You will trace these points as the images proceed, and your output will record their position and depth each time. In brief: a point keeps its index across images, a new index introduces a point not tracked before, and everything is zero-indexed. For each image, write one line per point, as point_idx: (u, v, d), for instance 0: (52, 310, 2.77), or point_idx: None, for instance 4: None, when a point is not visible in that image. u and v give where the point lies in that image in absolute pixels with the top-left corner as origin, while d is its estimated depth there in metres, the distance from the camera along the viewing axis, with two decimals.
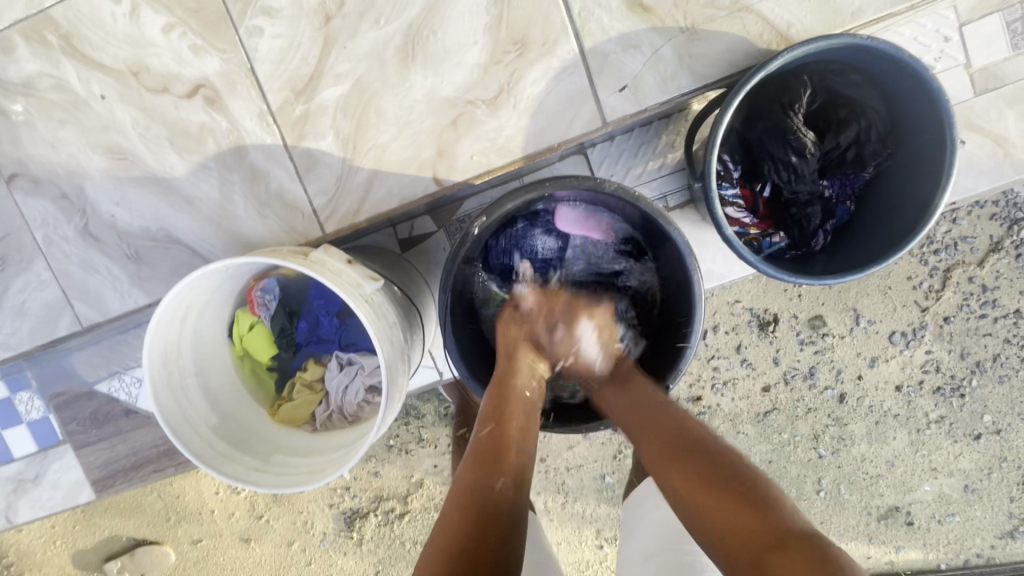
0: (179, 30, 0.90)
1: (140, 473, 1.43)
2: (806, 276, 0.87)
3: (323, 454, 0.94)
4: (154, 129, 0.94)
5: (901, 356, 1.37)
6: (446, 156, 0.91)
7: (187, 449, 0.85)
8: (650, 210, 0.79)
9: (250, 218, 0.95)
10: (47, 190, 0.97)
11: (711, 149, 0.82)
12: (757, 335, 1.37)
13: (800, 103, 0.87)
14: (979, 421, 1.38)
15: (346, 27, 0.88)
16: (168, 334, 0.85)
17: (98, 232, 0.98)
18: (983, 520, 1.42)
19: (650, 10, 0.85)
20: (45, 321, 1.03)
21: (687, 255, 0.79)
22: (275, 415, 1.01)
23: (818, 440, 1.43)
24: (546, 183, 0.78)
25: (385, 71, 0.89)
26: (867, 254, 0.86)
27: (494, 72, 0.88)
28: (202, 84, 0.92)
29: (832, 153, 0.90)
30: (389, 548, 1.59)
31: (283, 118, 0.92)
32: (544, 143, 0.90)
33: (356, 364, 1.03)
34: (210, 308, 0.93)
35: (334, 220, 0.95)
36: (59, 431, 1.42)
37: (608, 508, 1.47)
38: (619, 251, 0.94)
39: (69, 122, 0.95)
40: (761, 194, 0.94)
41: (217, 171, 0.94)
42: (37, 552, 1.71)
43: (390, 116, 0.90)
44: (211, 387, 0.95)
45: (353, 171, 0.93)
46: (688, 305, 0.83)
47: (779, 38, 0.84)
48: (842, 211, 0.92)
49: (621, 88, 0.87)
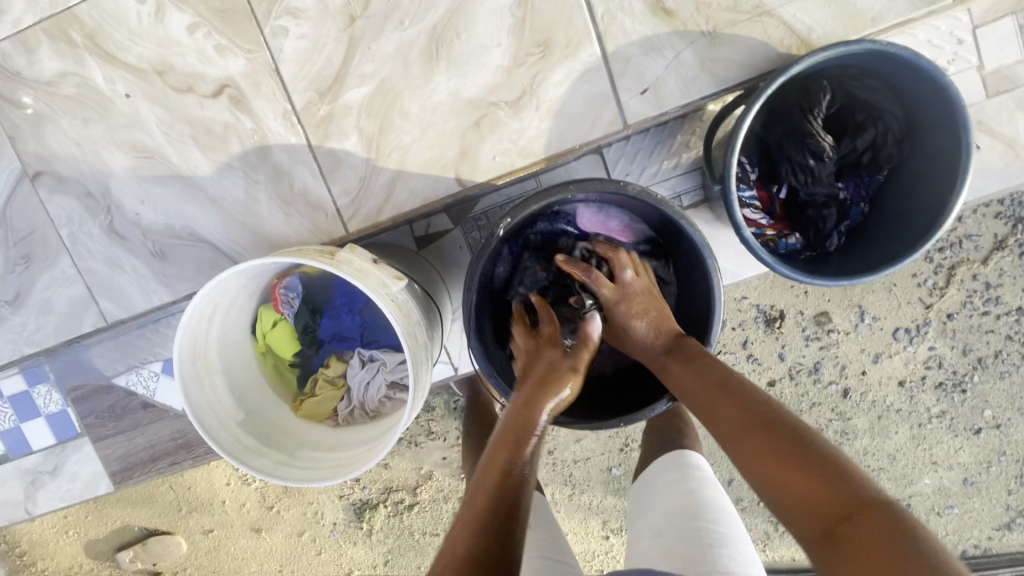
0: (204, 29, 0.91)
1: (158, 465, 1.45)
2: (822, 278, 0.89)
3: (347, 448, 0.97)
4: (179, 128, 0.95)
5: (904, 352, 1.39)
6: (469, 157, 0.92)
7: (216, 444, 0.87)
8: (671, 211, 0.81)
9: (273, 216, 0.97)
10: (72, 189, 0.98)
11: (731, 152, 0.84)
12: (763, 331, 1.39)
13: (820, 107, 0.87)
14: (979, 415, 1.41)
15: (370, 28, 0.89)
16: (197, 330, 0.87)
17: (122, 229, 0.99)
18: (981, 512, 1.46)
19: (672, 14, 0.86)
20: (70, 317, 1.04)
21: (706, 254, 0.81)
22: (298, 410, 1.03)
23: (821, 434, 1.46)
24: (570, 185, 0.80)
25: (409, 71, 0.90)
26: (882, 256, 0.88)
27: (517, 74, 0.89)
28: (227, 83, 0.92)
29: (849, 156, 0.92)
30: (399, 538, 1.62)
31: (307, 118, 0.93)
32: (565, 145, 0.91)
33: (378, 360, 1.05)
34: (235, 305, 0.95)
35: (357, 219, 0.96)
36: (77, 424, 1.44)
37: (614, 499, 1.51)
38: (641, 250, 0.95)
39: (93, 120, 0.96)
40: (777, 196, 0.95)
41: (242, 170, 0.95)
42: (51, 541, 1.73)
43: (413, 117, 0.91)
44: (236, 384, 0.97)
45: (376, 171, 0.94)
46: (708, 303, 0.85)
47: (799, 43, 0.85)
48: (856, 213, 0.94)
49: (642, 91, 0.88)
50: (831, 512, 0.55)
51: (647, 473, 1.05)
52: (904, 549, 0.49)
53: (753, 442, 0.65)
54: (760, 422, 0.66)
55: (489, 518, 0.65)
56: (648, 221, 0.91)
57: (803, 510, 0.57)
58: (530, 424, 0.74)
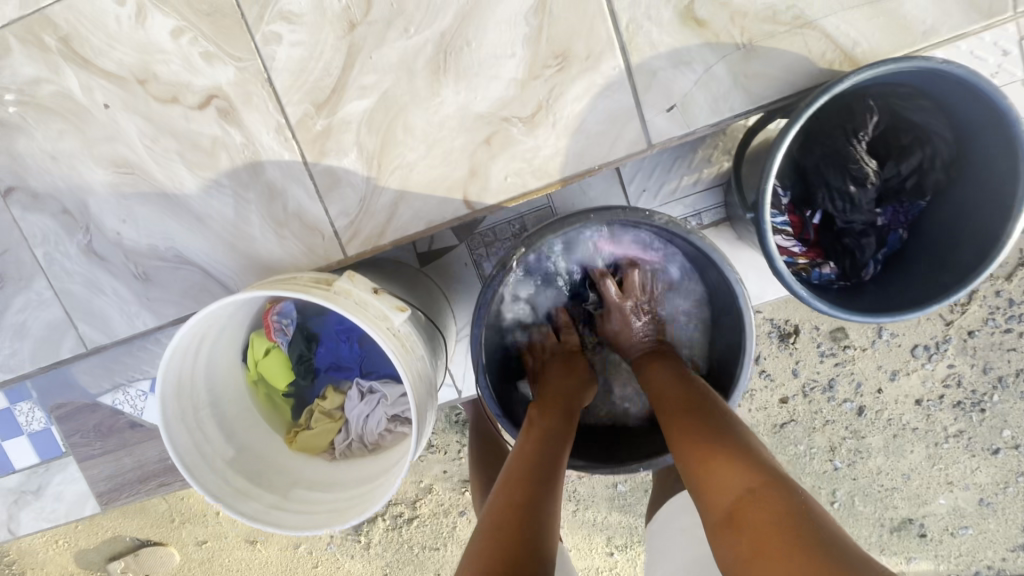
0: (190, 34, 0.83)
1: (146, 486, 1.39)
2: (858, 313, 0.81)
3: (344, 487, 0.90)
4: (163, 142, 0.87)
5: (922, 369, 1.33)
6: (478, 176, 0.85)
7: (201, 487, 0.81)
8: (702, 243, 0.75)
9: (266, 237, 0.89)
10: (47, 205, 0.91)
11: (766, 176, 0.77)
12: (777, 346, 1.33)
13: (866, 130, 0.80)
14: (997, 435, 1.35)
15: (372, 35, 0.81)
16: (182, 364, 0.80)
17: (102, 250, 0.92)
18: (996, 533, 1.40)
19: (704, 24, 0.78)
20: (47, 342, 0.97)
21: (737, 289, 0.75)
22: (292, 443, 0.97)
23: (834, 452, 1.40)
24: (592, 213, 0.74)
25: (414, 83, 0.82)
26: (925, 290, 0.81)
27: (532, 87, 0.81)
28: (215, 94, 0.85)
29: (891, 181, 0.85)
30: (397, 552, 1.56)
31: (302, 132, 0.85)
32: (583, 165, 0.84)
33: (378, 392, 0.98)
34: (225, 335, 0.88)
35: (355, 243, 0.89)
36: (61, 443, 1.37)
37: (619, 516, 1.45)
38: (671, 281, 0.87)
39: (69, 132, 0.88)
40: (810, 221, 0.88)
41: (232, 188, 0.88)
42: (39, 552, 1.68)
43: (418, 133, 0.84)
44: (226, 418, 0.90)
45: (378, 192, 0.86)
46: (738, 341, 0.79)
47: (842, 58, 0.78)
48: (894, 239, 0.87)
49: (669, 108, 0.81)
50: (738, 498, 0.62)
51: (663, 515, 0.99)
52: (807, 538, 0.55)
53: (690, 431, 0.72)
54: (693, 413, 0.73)
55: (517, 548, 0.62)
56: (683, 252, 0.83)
57: (714, 493, 0.65)
58: (546, 443, 0.74)
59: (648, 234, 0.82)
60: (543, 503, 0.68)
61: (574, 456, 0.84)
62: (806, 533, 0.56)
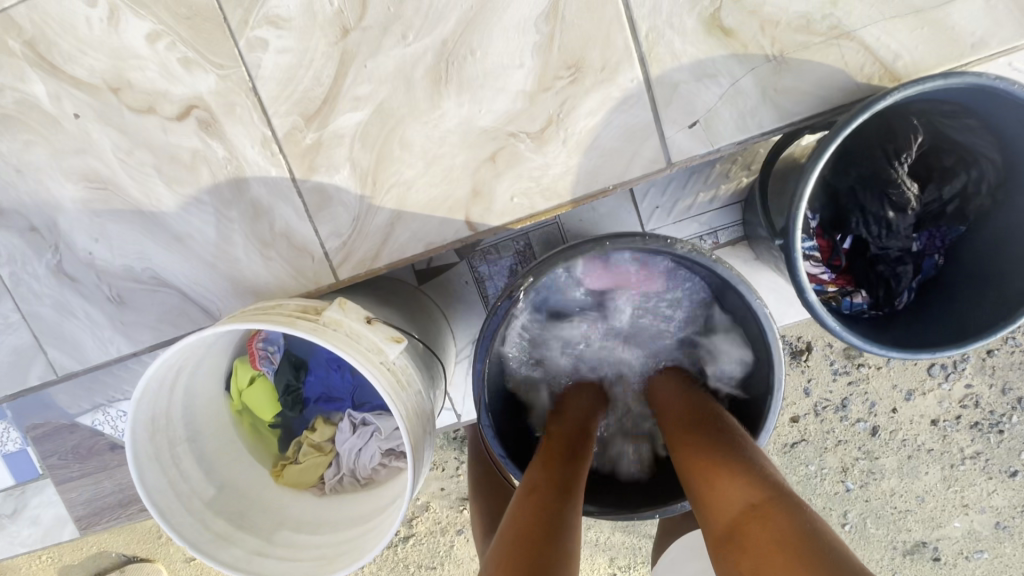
0: (167, 39, 0.76)
1: (128, 509, 1.31)
2: (893, 347, 0.75)
3: (333, 529, 0.84)
4: (139, 156, 0.80)
5: (939, 389, 1.28)
6: (481, 196, 0.78)
7: (175, 533, 0.74)
8: (729, 275, 0.68)
9: (250, 259, 0.82)
10: (12, 222, 0.84)
11: (798, 201, 0.70)
12: (788, 364, 1.28)
13: (909, 151, 0.73)
14: (1016, 457, 1.29)
15: (366, 41, 0.74)
16: (156, 401, 0.74)
17: (73, 270, 0.85)
18: (1011, 557, 1.34)
19: (731, 34, 0.71)
20: (14, 367, 0.90)
21: (766, 324, 0.68)
22: (279, 478, 0.89)
23: (846, 473, 1.34)
24: (607, 241, 0.67)
25: (412, 94, 0.75)
26: (967, 325, 0.74)
27: (541, 100, 0.74)
28: (195, 103, 0.77)
29: (930, 206, 0.78)
30: (392, 572, 1.48)
31: (290, 146, 0.78)
32: (596, 185, 0.77)
33: (372, 425, 0.92)
34: (205, 365, 0.82)
35: (348, 265, 0.82)
36: (38, 464, 1.30)
37: (622, 537, 1.39)
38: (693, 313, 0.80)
39: (36, 143, 0.80)
40: (841, 246, 0.82)
41: (213, 206, 0.81)
42: (20, 569, 1.61)
43: (416, 148, 0.77)
44: (206, 453, 0.83)
45: (372, 211, 0.80)
46: (765, 378, 0.73)
47: (882, 72, 0.71)
48: (929, 265, 0.81)
49: (691, 124, 0.74)
50: (740, 514, 0.58)
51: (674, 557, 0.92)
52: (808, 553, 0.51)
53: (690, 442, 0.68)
54: (699, 428, 0.70)
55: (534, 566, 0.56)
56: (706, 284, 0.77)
57: (714, 511, 0.61)
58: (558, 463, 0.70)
59: (672, 263, 0.75)
60: (562, 514, 0.62)
61: (585, 500, 0.77)
62: (806, 550, 0.52)
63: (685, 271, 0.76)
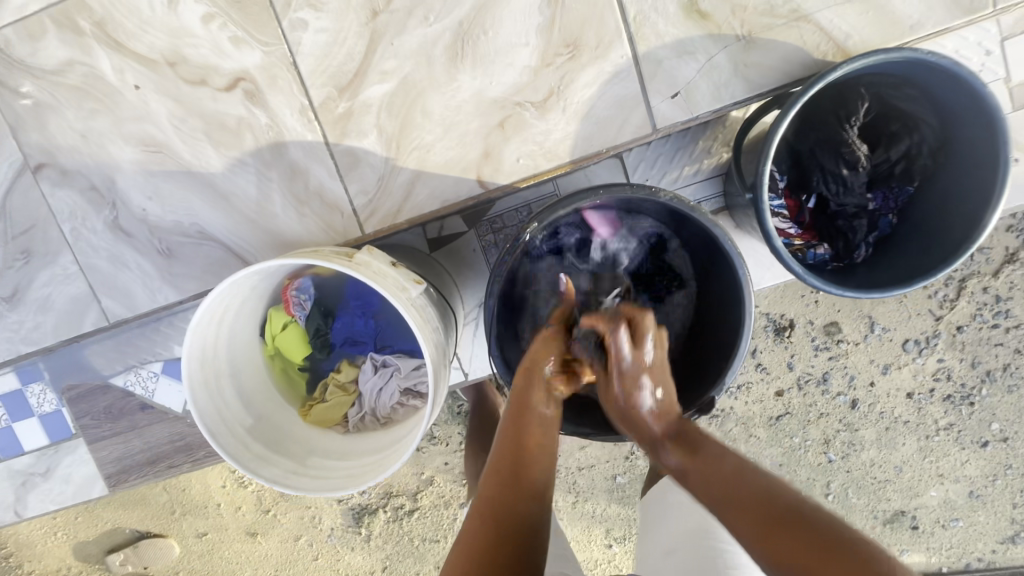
0: (219, 20, 0.87)
1: (155, 468, 1.41)
2: (851, 290, 0.86)
3: (358, 456, 0.94)
4: (191, 122, 0.91)
5: (913, 364, 1.37)
6: (492, 158, 0.89)
7: (223, 451, 0.84)
8: (705, 220, 0.79)
9: (287, 216, 0.93)
10: (75, 181, 0.94)
11: (764, 157, 0.81)
12: (773, 340, 1.36)
13: (858, 116, 0.85)
14: (986, 428, 1.39)
15: (393, 22, 0.86)
16: (206, 334, 0.84)
17: (128, 225, 0.96)
18: (986, 525, 1.44)
19: (707, 16, 0.84)
20: (70, 315, 1.00)
21: (738, 262, 0.79)
22: (307, 416, 1.00)
23: (828, 445, 1.43)
24: (600, 189, 0.79)
25: (432, 69, 0.87)
26: (913, 269, 0.85)
27: (544, 74, 0.86)
28: (242, 76, 0.89)
29: (881, 167, 0.90)
30: (398, 544, 1.58)
31: (325, 114, 0.89)
32: (592, 149, 0.89)
33: (391, 366, 1.02)
34: (245, 308, 0.92)
35: (374, 220, 0.93)
36: (71, 425, 1.39)
37: (618, 508, 1.48)
38: (658, 266, 0.96)
39: (101, 112, 0.92)
40: (806, 205, 0.93)
41: (256, 167, 0.92)
42: (38, 543, 1.68)
43: (435, 116, 0.88)
44: (245, 388, 0.93)
45: (395, 171, 0.91)
46: (737, 316, 0.83)
47: (836, 49, 0.84)
48: (885, 224, 0.92)
49: (673, 94, 0.86)
50: None
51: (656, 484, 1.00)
52: None
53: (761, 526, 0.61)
54: (768, 510, 0.61)
55: (499, 539, 0.64)
56: (684, 235, 0.91)
57: None
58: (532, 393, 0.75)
59: (646, 219, 0.92)
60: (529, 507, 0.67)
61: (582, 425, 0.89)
62: None
63: (658, 226, 0.93)
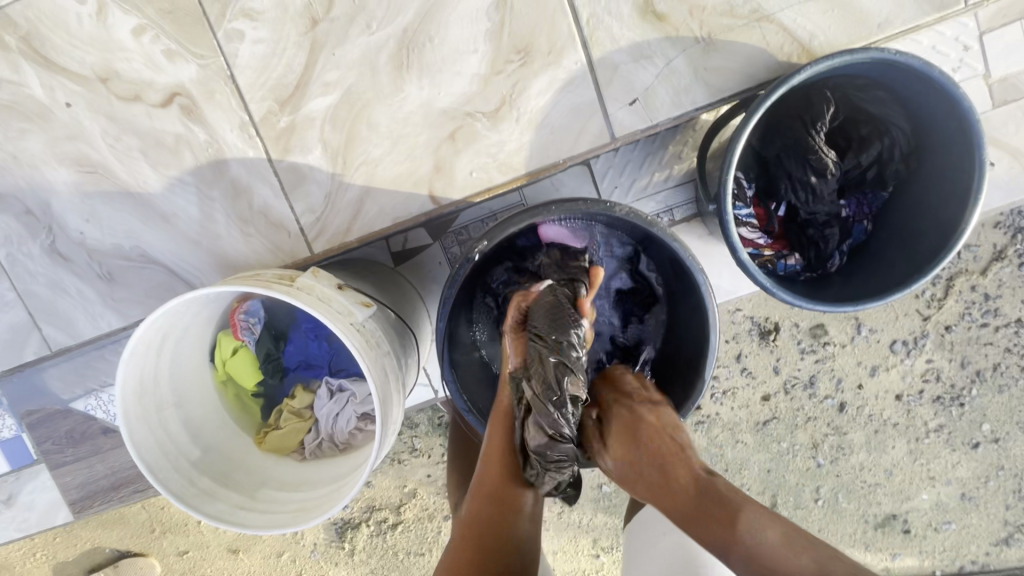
0: (151, 32, 0.83)
1: (121, 493, 1.25)
2: (823, 303, 0.82)
3: (312, 487, 0.89)
4: (126, 140, 0.86)
5: (902, 365, 1.33)
6: (443, 172, 0.85)
7: (163, 488, 0.80)
8: (663, 235, 0.75)
9: (231, 237, 0.89)
10: (8, 205, 0.90)
11: (727, 166, 0.77)
12: (757, 344, 1.31)
13: (823, 121, 0.81)
14: (977, 429, 1.35)
15: (334, 31, 0.81)
16: (143, 366, 0.79)
17: (66, 250, 0.91)
18: (979, 528, 1.40)
19: (663, 18, 0.80)
20: (10, 344, 0.96)
21: (700, 280, 0.75)
22: (261, 443, 0.96)
23: (816, 449, 1.39)
24: (552, 206, 0.75)
25: (377, 79, 0.82)
26: (888, 279, 0.81)
27: (495, 82, 0.82)
28: (178, 91, 0.84)
29: (852, 172, 0.86)
30: (381, 559, 1.50)
31: (266, 129, 0.85)
32: (548, 159, 0.84)
33: (347, 391, 0.98)
34: (189, 334, 0.87)
35: (322, 239, 0.88)
36: (33, 451, 1.22)
37: (605, 517, 1.44)
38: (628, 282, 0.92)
39: (31, 131, 0.87)
40: (776, 214, 0.89)
41: (196, 186, 0.87)
42: (17, 564, 1.53)
43: (382, 129, 0.84)
44: (192, 418, 0.89)
45: (343, 187, 0.86)
46: (702, 334, 0.80)
47: (800, 50, 0.81)
48: (859, 231, 0.88)
49: (631, 101, 0.82)
50: None
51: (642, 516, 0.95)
52: None
53: None
54: None
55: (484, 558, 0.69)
56: (653, 255, 0.87)
57: None
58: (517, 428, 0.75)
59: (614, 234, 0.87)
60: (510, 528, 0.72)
61: None
62: None
63: (628, 244, 0.88)
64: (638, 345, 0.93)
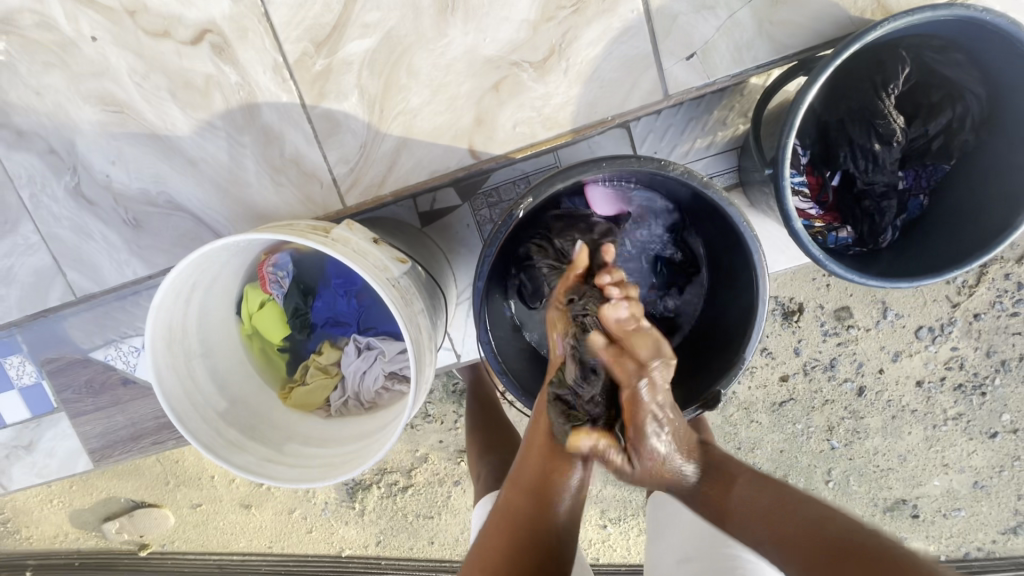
0: None
1: (140, 444, 1.24)
2: (875, 277, 0.78)
3: (339, 443, 0.88)
4: (154, 79, 0.82)
5: (925, 352, 1.29)
6: (485, 125, 0.82)
7: (192, 437, 0.78)
8: (718, 198, 0.70)
9: (262, 186, 0.86)
10: (32, 144, 0.87)
11: (788, 129, 0.72)
12: (780, 324, 1.28)
13: (896, 82, 0.77)
14: (996, 419, 1.32)
15: None
16: (173, 313, 0.77)
17: (91, 193, 0.88)
18: (987, 516, 1.38)
19: None
20: (35, 289, 0.94)
21: (753, 248, 0.71)
22: (286, 399, 0.94)
23: (832, 432, 1.36)
24: (602, 162, 0.69)
25: (419, 23, 0.78)
26: (944, 255, 0.78)
27: (545, 30, 0.78)
28: (209, 28, 0.80)
29: (916, 142, 0.81)
30: (391, 520, 1.50)
31: (301, 72, 0.81)
32: (596, 116, 0.81)
33: (376, 349, 0.97)
34: (219, 283, 0.86)
35: (355, 192, 0.85)
36: (53, 398, 1.21)
37: (613, 489, 1.44)
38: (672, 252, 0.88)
39: (56, 66, 0.83)
40: (830, 182, 0.85)
41: (225, 130, 0.84)
42: (35, 509, 1.55)
43: (423, 77, 0.80)
44: (218, 369, 0.87)
45: (379, 138, 0.83)
46: (748, 305, 0.76)
47: (875, 6, 0.78)
48: (914, 206, 0.84)
49: (689, 55, 0.79)
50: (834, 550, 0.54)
51: None
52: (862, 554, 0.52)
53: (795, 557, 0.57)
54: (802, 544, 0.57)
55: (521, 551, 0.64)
56: (700, 223, 0.83)
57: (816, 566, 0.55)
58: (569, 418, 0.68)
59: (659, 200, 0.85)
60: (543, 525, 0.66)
61: None
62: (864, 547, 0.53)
63: (674, 211, 0.85)
64: (676, 316, 0.89)
